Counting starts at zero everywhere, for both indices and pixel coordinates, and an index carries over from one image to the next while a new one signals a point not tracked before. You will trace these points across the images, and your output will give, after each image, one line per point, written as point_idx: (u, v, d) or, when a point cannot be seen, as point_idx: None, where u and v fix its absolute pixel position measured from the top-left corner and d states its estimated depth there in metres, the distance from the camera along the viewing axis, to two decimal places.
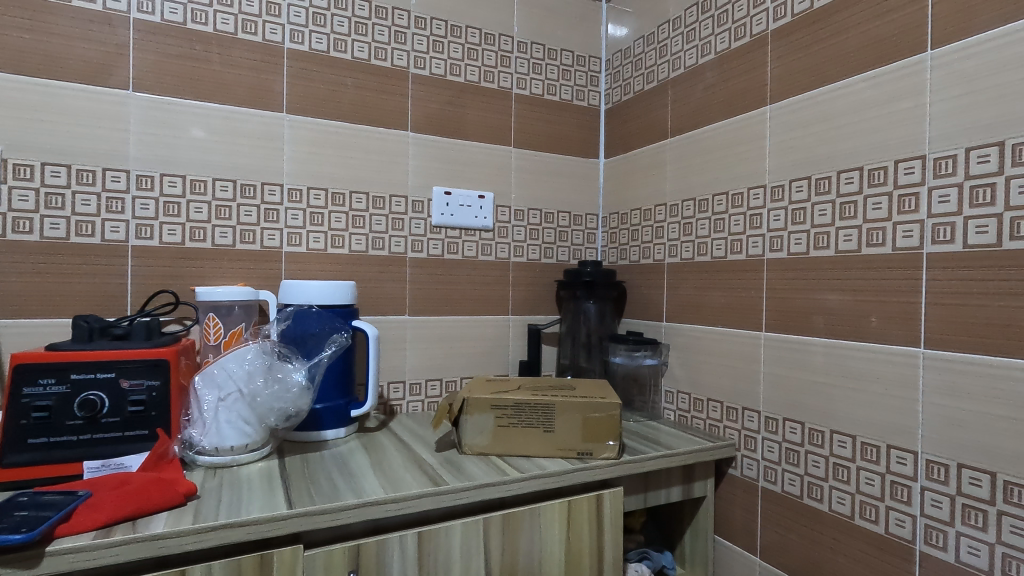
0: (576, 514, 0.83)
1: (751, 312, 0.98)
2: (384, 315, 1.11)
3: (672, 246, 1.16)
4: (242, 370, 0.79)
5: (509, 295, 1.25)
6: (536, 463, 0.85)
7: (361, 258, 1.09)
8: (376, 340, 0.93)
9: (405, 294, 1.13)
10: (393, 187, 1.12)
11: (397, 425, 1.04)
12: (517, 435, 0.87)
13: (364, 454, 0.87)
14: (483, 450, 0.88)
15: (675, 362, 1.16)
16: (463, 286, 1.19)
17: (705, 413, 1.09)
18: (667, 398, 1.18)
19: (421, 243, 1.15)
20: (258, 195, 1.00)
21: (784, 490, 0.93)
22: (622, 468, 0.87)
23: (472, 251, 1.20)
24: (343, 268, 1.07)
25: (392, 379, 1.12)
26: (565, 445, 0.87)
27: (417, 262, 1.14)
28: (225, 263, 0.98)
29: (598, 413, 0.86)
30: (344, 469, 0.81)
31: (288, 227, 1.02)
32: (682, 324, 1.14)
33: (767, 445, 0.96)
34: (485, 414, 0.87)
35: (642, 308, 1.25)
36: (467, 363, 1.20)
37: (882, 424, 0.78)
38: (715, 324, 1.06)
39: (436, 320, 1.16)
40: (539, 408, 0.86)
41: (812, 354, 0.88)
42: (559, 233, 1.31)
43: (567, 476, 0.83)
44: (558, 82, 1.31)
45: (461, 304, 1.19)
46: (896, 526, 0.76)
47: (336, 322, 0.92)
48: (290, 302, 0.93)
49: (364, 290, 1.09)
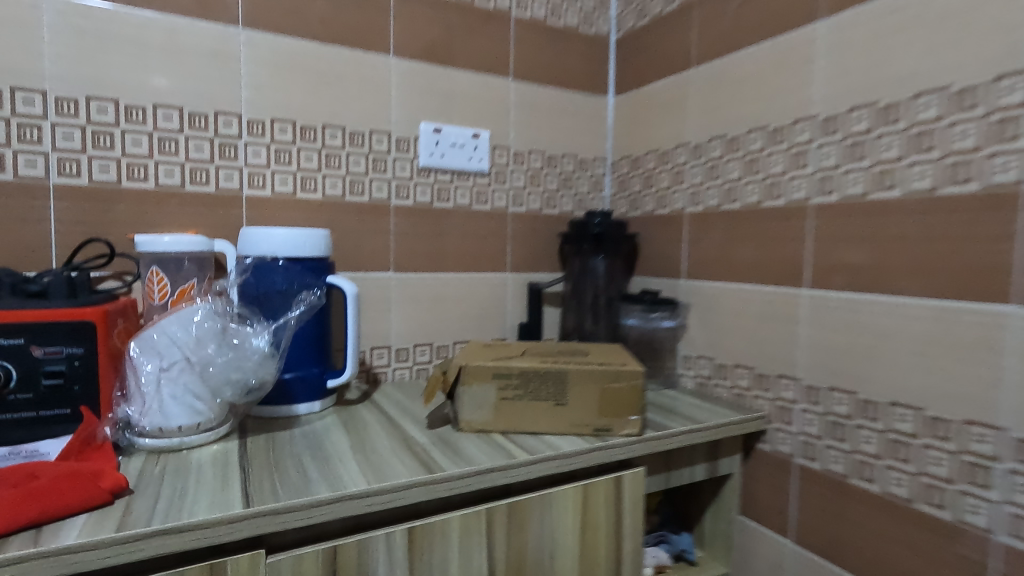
0: (592, 499, 0.69)
1: (786, 272, 0.82)
2: (363, 272, 0.95)
3: (694, 193, 0.98)
4: (188, 334, 0.62)
5: (507, 250, 1.08)
6: (548, 443, 0.70)
7: (336, 205, 0.92)
8: (355, 299, 0.79)
9: (388, 249, 0.97)
10: (373, 122, 0.95)
11: (381, 396, 0.89)
12: (531, 409, 0.72)
13: (342, 432, 0.71)
14: (482, 427, 0.73)
15: (694, 323, 0.99)
16: (455, 238, 1.03)
17: (729, 381, 0.92)
18: (684, 364, 1.01)
19: (404, 188, 0.98)
20: (206, 123, 0.83)
21: (825, 468, 0.77)
22: (645, 447, 0.73)
23: (465, 199, 1.04)
24: (312, 217, 0.91)
25: (377, 344, 0.97)
26: (580, 420, 0.72)
27: (402, 211, 0.98)
28: (172, 209, 0.81)
29: (621, 382, 0.71)
30: (317, 452, 0.64)
31: (248, 165, 0.86)
32: (704, 281, 0.96)
33: (805, 418, 0.80)
34: (491, 384, 0.72)
35: (652, 266, 1.08)
36: (461, 327, 1.05)
37: (958, 395, 0.63)
38: (744, 281, 0.89)
39: (424, 278, 1.00)
40: (564, 378, 0.71)
41: (839, 310, 0.75)
42: (562, 180, 1.14)
43: (588, 455, 0.69)
44: (564, 4, 1.12)
45: (451, 261, 1.03)
46: (970, 514, 0.62)
47: (310, 277, 0.77)
48: (247, 254, 0.76)
49: (340, 243, 0.93)
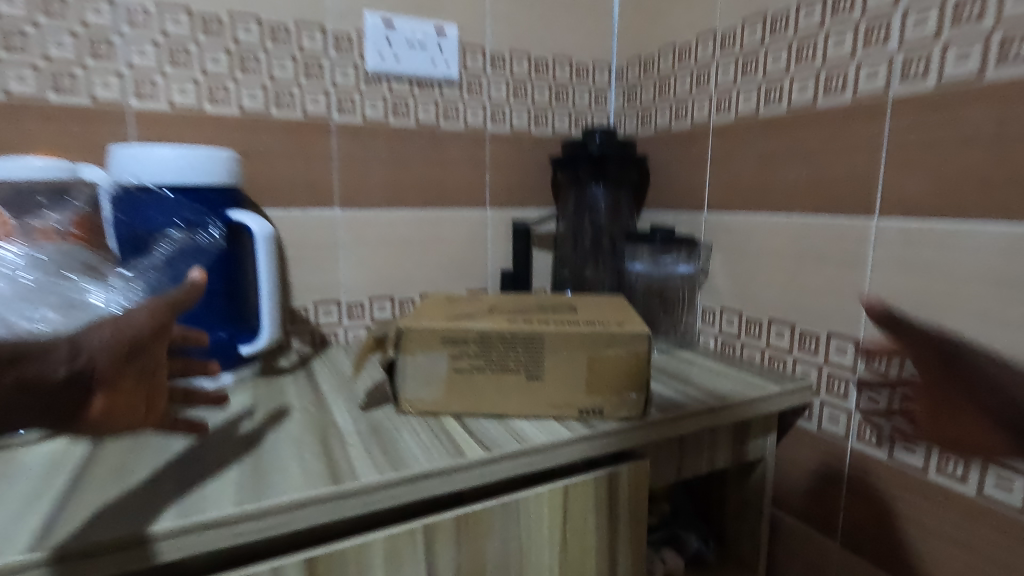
0: (576, 506, 0.52)
1: (849, 195, 0.60)
2: (299, 209, 0.76)
3: (723, 99, 0.75)
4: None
5: (486, 181, 0.88)
6: (515, 431, 0.52)
7: (257, 123, 0.72)
8: (267, 242, 0.60)
9: (331, 179, 0.77)
10: (301, 11, 0.72)
11: (320, 363, 0.71)
12: (496, 385, 0.54)
13: (246, 417, 0.54)
14: (431, 408, 0.54)
15: (718, 268, 0.78)
16: (418, 166, 0.82)
17: (762, 340, 0.72)
18: (704, 319, 0.81)
19: (348, 100, 0.76)
20: (66, 8, 0.62)
21: (891, 458, 0.58)
22: (647, 433, 0.54)
23: (430, 115, 0.82)
24: (225, 138, 0.70)
25: (323, 298, 0.79)
26: (560, 398, 0.54)
27: (347, 131, 0.77)
28: (29, 126, 0.62)
29: (617, 350, 0.52)
30: (196, 449, 0.48)
31: (131, 68, 0.65)
32: (733, 214, 0.75)
33: (865, 391, 0.60)
34: (440, 353, 0.53)
35: (667, 198, 0.86)
36: (430, 276, 0.86)
37: None
38: (788, 212, 0.67)
39: (381, 216, 0.81)
40: (540, 345, 0.52)
41: (924, 246, 0.54)
42: (556, 91, 0.91)
43: (569, 449, 0.51)
44: None
45: (415, 195, 0.83)
46: None
47: (201, 211, 0.58)
48: (117, 180, 0.56)
49: (266, 172, 0.73)
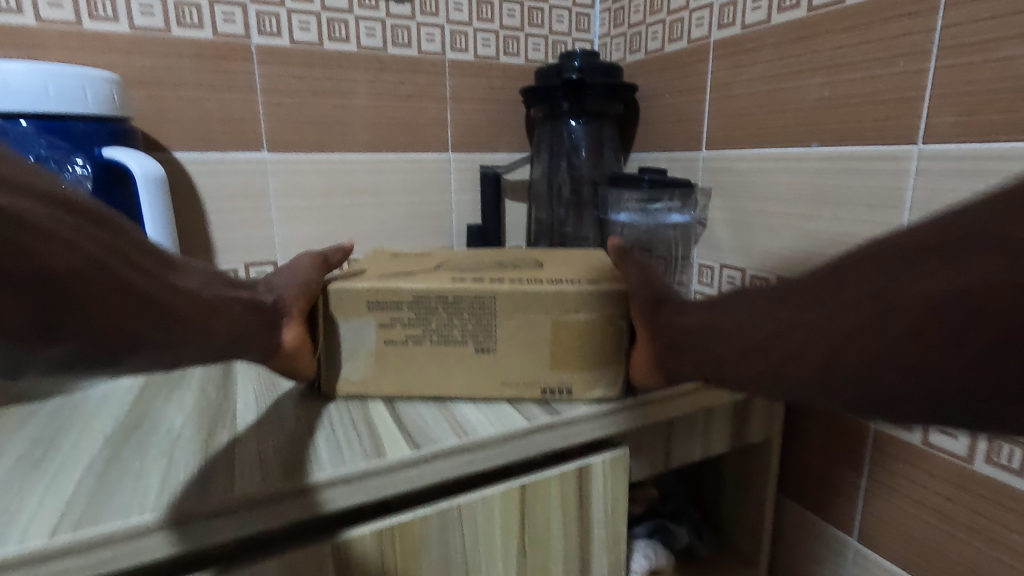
0: (537, 509, 0.41)
1: (884, 118, 0.48)
2: (217, 152, 0.64)
3: (726, 8, 0.62)
4: None
5: (446, 119, 0.75)
6: (460, 418, 0.41)
7: (155, 44, 0.59)
8: (154, 189, 0.49)
9: (255, 116, 0.64)
10: None
11: None
12: (436, 361, 0.43)
13: (125, 402, 0.43)
14: (358, 392, 0.43)
15: (718, 216, 0.66)
16: (363, 100, 0.70)
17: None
18: (701, 278, 0.70)
19: (270, 18, 0.63)
20: None
21: (923, 441, 0.48)
22: (628, 417, 0.44)
23: (374, 37, 0.69)
24: (115, 62, 0.58)
25: (254, 258, 0.68)
26: (519, 374, 0.43)
27: (272, 56, 0.64)
28: None
29: (588, 314, 0.42)
30: (38, 447, 0.37)
31: None
32: (736, 150, 0.63)
33: None
34: (365, 319, 0.42)
35: (659, 136, 0.74)
36: (384, 233, 0.74)
37: None
38: (803, 144, 0.55)
39: (319, 161, 0.69)
40: (491, 309, 0.41)
41: (977, 177, 0.43)
42: (529, 10, 0.77)
43: (527, 440, 0.40)
44: None
45: (359, 136, 0.70)
46: None
47: (63, 146, 0.46)
48: None
49: (171, 106, 0.61)
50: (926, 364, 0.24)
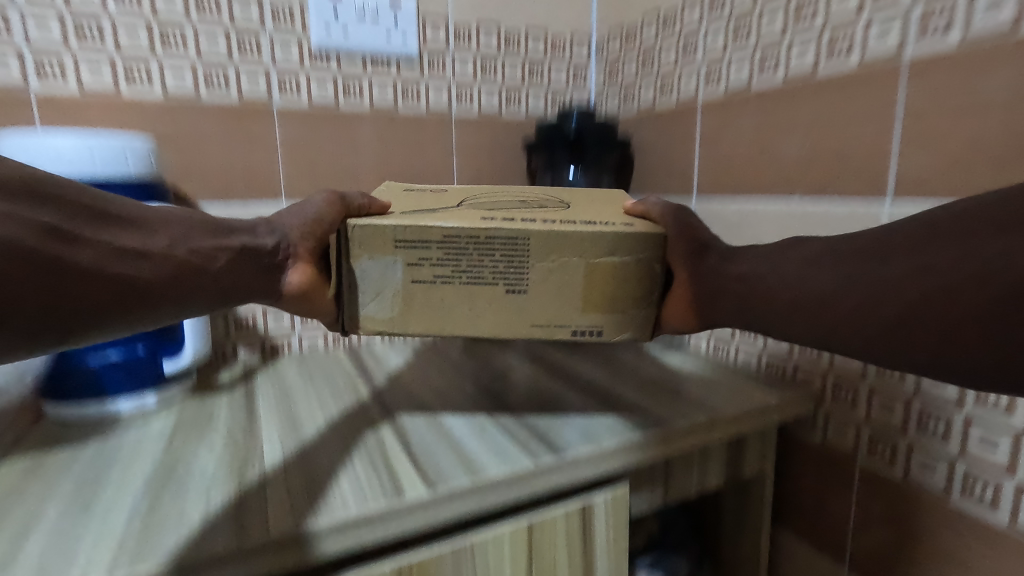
0: (543, 545, 0.44)
1: (855, 176, 0.53)
2: (238, 204, 0.68)
3: (712, 71, 0.67)
4: None
5: (453, 168, 0.79)
6: (471, 458, 0.44)
7: (185, 107, 0.64)
8: None
9: (275, 170, 0.69)
10: None
11: (264, 377, 0.64)
12: (466, 300, 0.44)
13: (159, 447, 0.46)
14: (387, 328, 0.46)
15: None
16: (375, 153, 0.74)
17: (758, 342, 0.64)
18: None
19: (290, 80, 0.68)
20: None
21: (906, 477, 0.50)
22: (628, 456, 0.47)
23: (386, 96, 0.74)
24: (150, 124, 0.63)
25: None
26: (544, 313, 0.45)
27: (291, 115, 0.69)
28: None
29: (622, 258, 0.44)
30: (86, 490, 0.40)
31: (30, 44, 0.57)
32: (727, 199, 0.67)
33: (877, 401, 0.52)
34: (393, 258, 0.43)
35: (654, 183, 0.79)
36: None
37: None
38: (786, 196, 0.60)
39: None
40: (522, 249, 0.43)
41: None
42: (529, 68, 0.82)
43: (535, 479, 0.43)
44: None
45: (372, 185, 0.75)
46: None
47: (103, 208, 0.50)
48: None
49: (197, 163, 0.65)
50: (968, 337, 0.28)
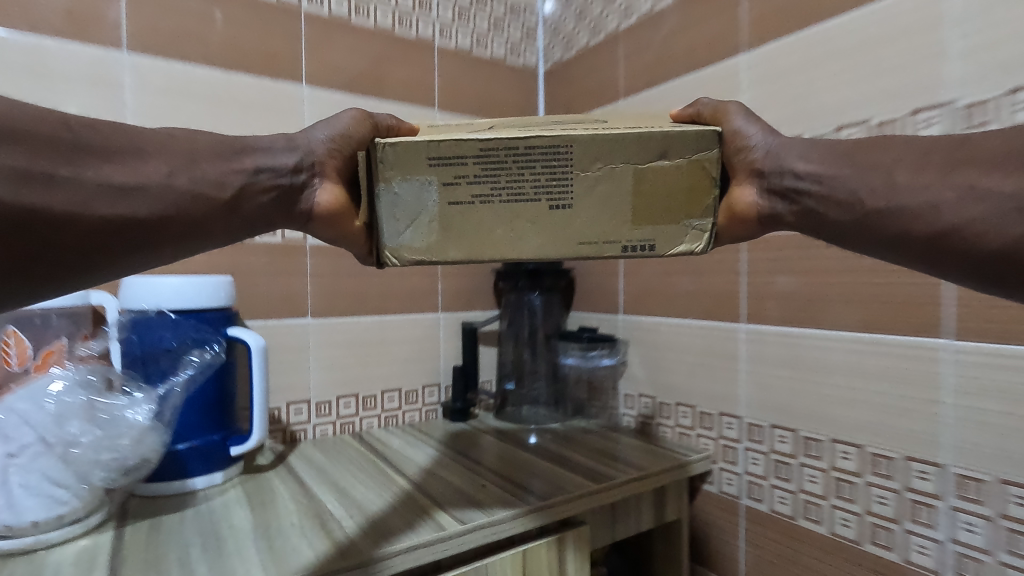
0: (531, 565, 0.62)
1: (722, 306, 0.80)
2: (275, 319, 0.86)
3: None
4: (47, 411, 0.53)
5: (438, 288, 1.02)
6: (483, 505, 0.63)
7: (242, 247, 0.83)
8: (263, 352, 0.70)
9: (305, 293, 0.89)
10: None
11: (296, 458, 0.79)
12: (509, 219, 0.42)
13: (246, 509, 0.62)
14: (427, 254, 0.43)
15: (635, 360, 0.95)
16: (381, 278, 0.96)
17: (672, 419, 0.88)
18: (625, 403, 0.98)
19: None
20: None
21: (771, 509, 0.74)
22: (589, 501, 0.68)
23: None
24: (215, 261, 0.81)
25: (294, 398, 0.88)
26: (591, 232, 0.42)
27: (319, 250, 0.90)
28: None
29: (675, 159, 0.41)
30: (213, 537, 0.56)
31: None
32: (642, 316, 0.94)
33: (749, 457, 0.76)
34: (428, 178, 0.42)
35: (593, 300, 1.05)
36: (391, 374, 0.97)
37: (892, 429, 0.61)
38: (681, 316, 0.86)
39: (347, 323, 0.92)
40: (566, 158, 0.41)
41: (770, 345, 0.73)
42: None
43: (529, 518, 0.62)
44: (489, 34, 1.08)
45: (377, 303, 0.95)
46: (918, 554, 0.59)
47: (198, 331, 0.67)
48: (132, 307, 0.65)
49: (246, 288, 0.84)
50: None
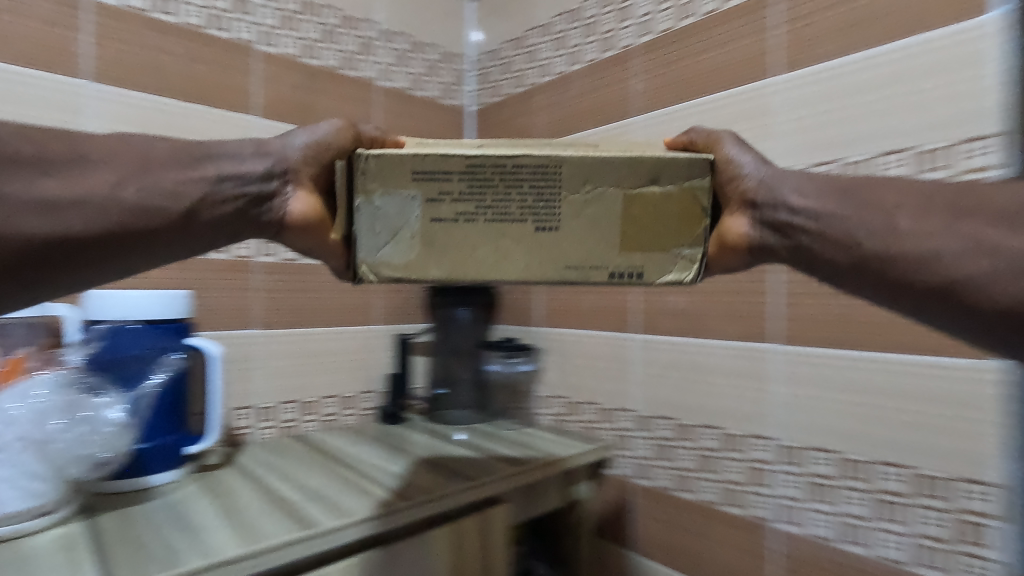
0: (469, 542, 0.69)
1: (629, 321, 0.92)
2: (226, 331, 0.90)
3: None
4: (29, 410, 0.58)
5: (376, 304, 1.09)
6: (422, 485, 0.71)
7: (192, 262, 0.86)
8: (220, 360, 0.76)
9: (250, 306, 0.92)
10: None
11: (247, 459, 0.83)
12: (491, 238, 0.44)
13: (204, 499, 0.67)
14: (405, 272, 0.44)
15: (551, 366, 1.07)
16: (323, 294, 1.02)
17: (582, 416, 1.01)
18: (543, 404, 1.09)
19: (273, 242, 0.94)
20: None
21: (699, 498, 0.82)
22: (517, 480, 0.78)
23: None
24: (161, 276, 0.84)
25: (240, 404, 0.91)
26: (576, 251, 0.44)
27: (266, 267, 0.94)
28: None
29: (666, 186, 0.43)
30: (179, 521, 0.60)
31: None
32: (562, 327, 1.05)
33: (659, 448, 0.88)
34: (411, 193, 0.43)
35: (517, 317, 1.17)
36: (332, 382, 1.03)
37: (804, 423, 0.71)
38: (592, 328, 0.99)
39: (291, 333, 0.97)
40: (554, 178, 0.43)
41: (665, 351, 0.87)
42: None
43: (467, 495, 0.71)
44: (425, 77, 1.19)
45: (321, 318, 1.01)
46: (814, 527, 0.70)
47: (161, 340, 0.72)
48: (96, 317, 0.69)
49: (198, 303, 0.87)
50: None
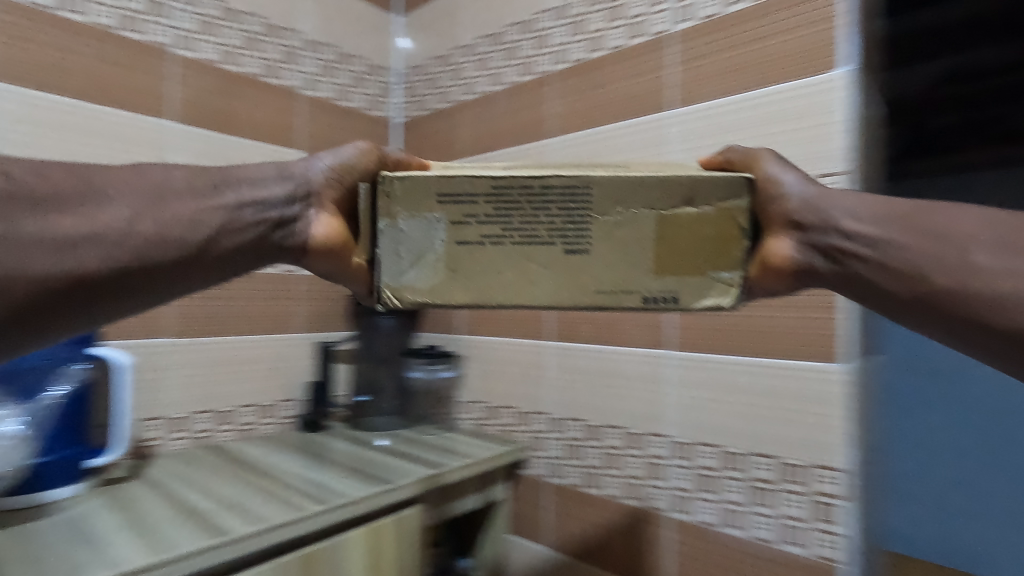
0: (379, 540, 0.75)
1: None
2: (140, 340, 0.91)
3: None
4: None
5: (296, 310, 1.13)
6: (337, 490, 0.76)
7: None
8: (129, 371, 0.80)
9: (168, 314, 0.94)
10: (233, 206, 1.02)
11: (154, 472, 0.85)
12: (518, 261, 0.45)
13: (106, 513, 0.69)
14: (437, 295, 0.47)
15: (472, 374, 1.17)
16: (238, 301, 1.03)
17: (504, 418, 1.11)
18: (464, 409, 1.19)
19: None
20: None
21: (698, 520, 0.83)
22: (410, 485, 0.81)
23: None
24: None
25: (147, 415, 0.92)
26: (604, 275, 0.45)
27: None
28: None
29: (702, 207, 0.43)
30: (79, 539, 0.62)
31: None
32: (481, 335, 1.16)
33: (632, 461, 0.91)
34: (438, 216, 0.45)
35: (438, 323, 1.24)
36: (249, 390, 1.05)
37: (797, 440, 0.74)
38: (503, 331, 1.12)
39: (203, 342, 0.98)
40: (584, 201, 0.44)
41: (576, 357, 0.99)
42: None
43: (382, 498, 0.76)
44: (350, 88, 1.26)
45: (237, 327, 1.03)
46: (820, 547, 0.72)
47: (66, 352, 0.77)
48: None
49: None
50: None
